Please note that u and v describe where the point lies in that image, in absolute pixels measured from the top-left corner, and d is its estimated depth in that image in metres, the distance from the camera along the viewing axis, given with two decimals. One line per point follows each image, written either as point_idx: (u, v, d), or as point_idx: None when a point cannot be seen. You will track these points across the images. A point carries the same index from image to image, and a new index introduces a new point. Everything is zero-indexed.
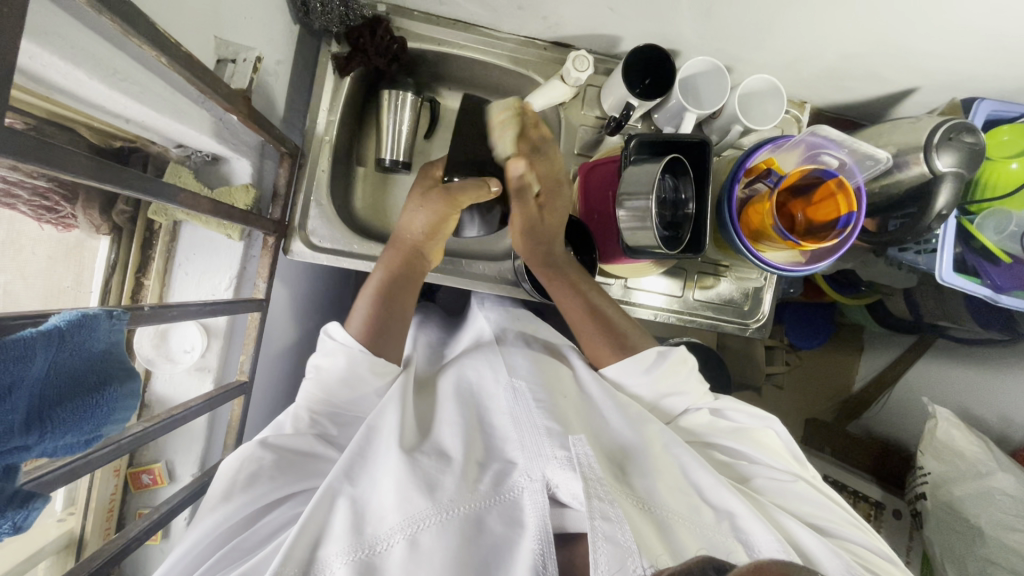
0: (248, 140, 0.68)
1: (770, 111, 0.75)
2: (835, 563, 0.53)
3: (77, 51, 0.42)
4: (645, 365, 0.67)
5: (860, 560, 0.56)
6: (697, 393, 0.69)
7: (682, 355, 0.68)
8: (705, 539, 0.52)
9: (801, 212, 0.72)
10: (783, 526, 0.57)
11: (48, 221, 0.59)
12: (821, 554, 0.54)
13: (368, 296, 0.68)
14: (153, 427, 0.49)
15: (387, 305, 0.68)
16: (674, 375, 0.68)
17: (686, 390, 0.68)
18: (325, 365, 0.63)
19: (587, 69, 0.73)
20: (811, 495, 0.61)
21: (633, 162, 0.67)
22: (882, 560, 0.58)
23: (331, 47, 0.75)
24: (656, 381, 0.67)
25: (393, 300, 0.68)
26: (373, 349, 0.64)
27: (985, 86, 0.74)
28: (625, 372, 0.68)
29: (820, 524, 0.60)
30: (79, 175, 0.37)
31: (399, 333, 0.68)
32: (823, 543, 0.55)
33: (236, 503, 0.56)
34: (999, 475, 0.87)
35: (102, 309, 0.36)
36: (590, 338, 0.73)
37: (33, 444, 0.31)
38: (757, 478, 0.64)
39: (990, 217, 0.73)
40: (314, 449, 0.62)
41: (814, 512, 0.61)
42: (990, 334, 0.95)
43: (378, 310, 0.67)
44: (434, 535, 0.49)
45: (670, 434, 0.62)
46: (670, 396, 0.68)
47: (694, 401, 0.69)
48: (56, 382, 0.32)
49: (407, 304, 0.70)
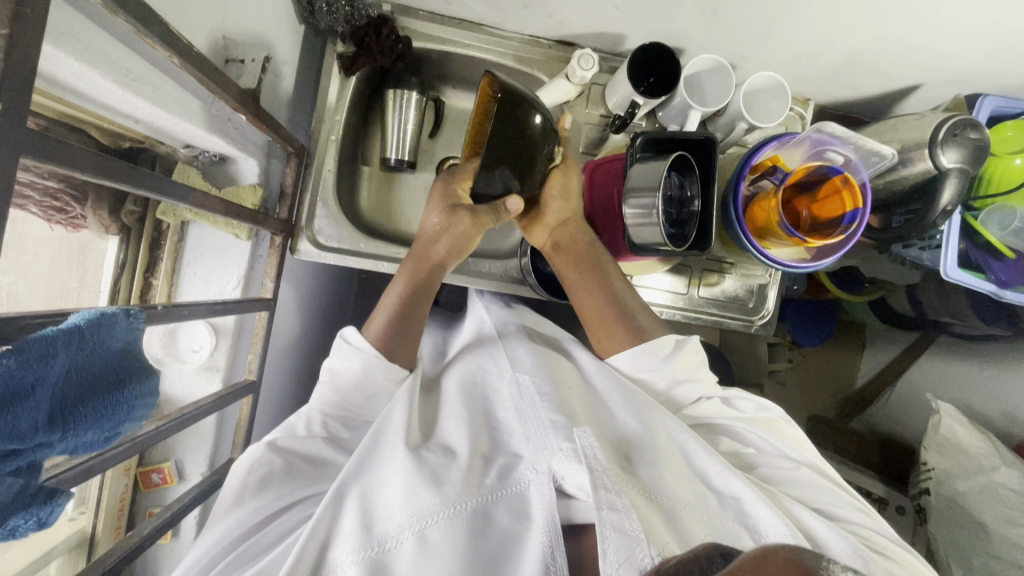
0: (256, 140, 0.68)
1: (774, 109, 0.75)
2: (842, 544, 0.55)
3: (92, 52, 0.42)
4: (661, 353, 0.65)
5: (866, 542, 0.57)
6: (708, 381, 0.68)
7: (695, 346, 0.67)
8: (711, 526, 0.52)
9: (805, 208, 0.73)
10: (788, 510, 0.58)
11: (58, 222, 0.59)
12: (828, 538, 0.55)
13: (388, 304, 0.68)
14: (164, 426, 0.49)
15: (405, 317, 0.67)
16: (686, 366, 0.66)
17: (699, 377, 0.68)
18: (339, 368, 0.63)
19: (593, 68, 0.73)
20: (818, 479, 0.62)
21: (638, 160, 0.67)
22: (892, 543, 0.58)
23: (337, 47, 0.76)
24: (674, 368, 0.66)
25: (411, 311, 0.68)
26: (388, 356, 0.64)
27: (988, 83, 0.74)
28: (642, 359, 0.66)
29: (828, 509, 0.61)
30: (93, 174, 0.37)
31: (418, 342, 0.68)
32: (830, 527, 0.55)
33: (248, 509, 0.56)
34: (1004, 471, 0.87)
35: (119, 308, 0.36)
36: (601, 322, 0.70)
37: (54, 442, 0.31)
38: (762, 467, 0.65)
39: (995, 212, 0.73)
40: (324, 454, 0.62)
41: (821, 497, 0.61)
42: (994, 330, 0.95)
43: (396, 317, 0.67)
44: (442, 530, 0.49)
45: (674, 422, 0.62)
46: (686, 382, 0.67)
47: (706, 389, 0.68)
48: (78, 378, 0.33)
49: (422, 311, 0.69)
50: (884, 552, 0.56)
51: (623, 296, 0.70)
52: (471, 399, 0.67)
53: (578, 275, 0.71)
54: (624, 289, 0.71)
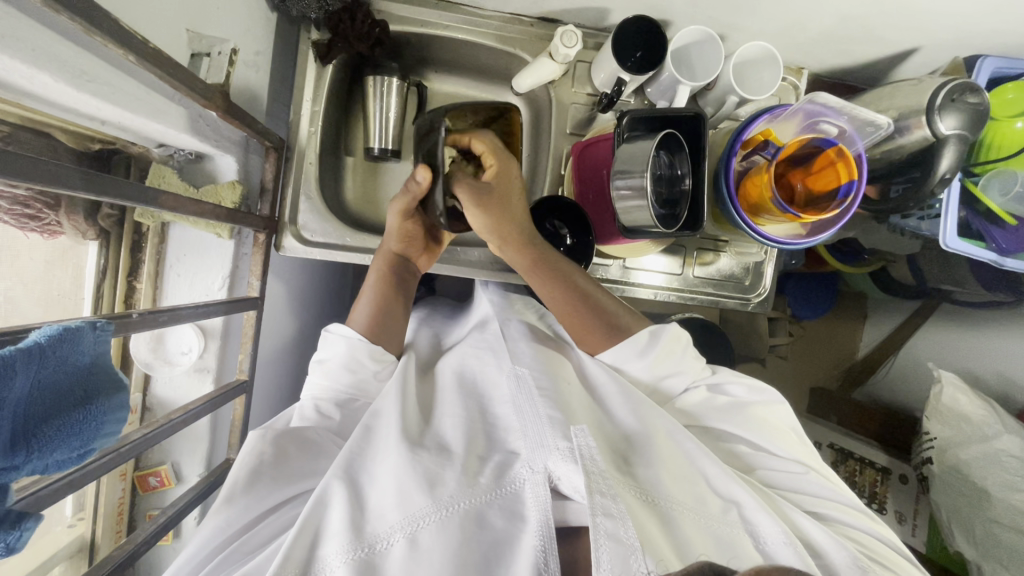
0: (232, 135, 0.66)
1: (766, 80, 0.73)
2: (841, 554, 0.55)
3: (39, 54, 0.41)
4: (639, 348, 0.66)
5: (864, 549, 0.57)
6: (695, 369, 0.69)
7: (675, 332, 0.68)
8: (709, 530, 0.53)
9: (800, 182, 0.70)
10: (785, 514, 0.58)
11: (33, 230, 0.57)
12: (827, 545, 0.56)
13: (366, 308, 0.70)
14: (153, 432, 0.49)
15: (387, 306, 0.71)
16: (670, 356, 0.67)
17: (683, 369, 0.68)
18: (327, 358, 0.67)
19: (576, 45, 0.70)
20: (818, 483, 0.62)
21: (627, 139, 0.65)
22: (885, 547, 0.59)
23: (311, 34, 0.73)
24: (653, 364, 0.66)
25: (393, 300, 0.71)
26: (383, 342, 0.69)
27: (988, 42, 0.72)
28: (622, 356, 0.67)
29: (823, 512, 0.61)
30: (56, 185, 0.36)
31: (401, 328, 0.72)
32: (828, 534, 0.56)
33: (237, 506, 0.55)
34: (1005, 438, 0.87)
35: (84, 321, 0.36)
36: (584, 327, 0.70)
37: (21, 464, 0.31)
38: (762, 469, 0.64)
39: (995, 177, 0.71)
40: (319, 440, 0.62)
41: (820, 501, 0.61)
42: (996, 297, 0.94)
43: (381, 313, 0.70)
44: (433, 533, 0.49)
45: (670, 420, 0.61)
46: (669, 375, 0.68)
47: (692, 380, 0.69)
48: (41, 397, 0.32)
49: (405, 300, 0.73)
50: (883, 561, 0.57)
51: (578, 279, 0.70)
52: (467, 395, 0.67)
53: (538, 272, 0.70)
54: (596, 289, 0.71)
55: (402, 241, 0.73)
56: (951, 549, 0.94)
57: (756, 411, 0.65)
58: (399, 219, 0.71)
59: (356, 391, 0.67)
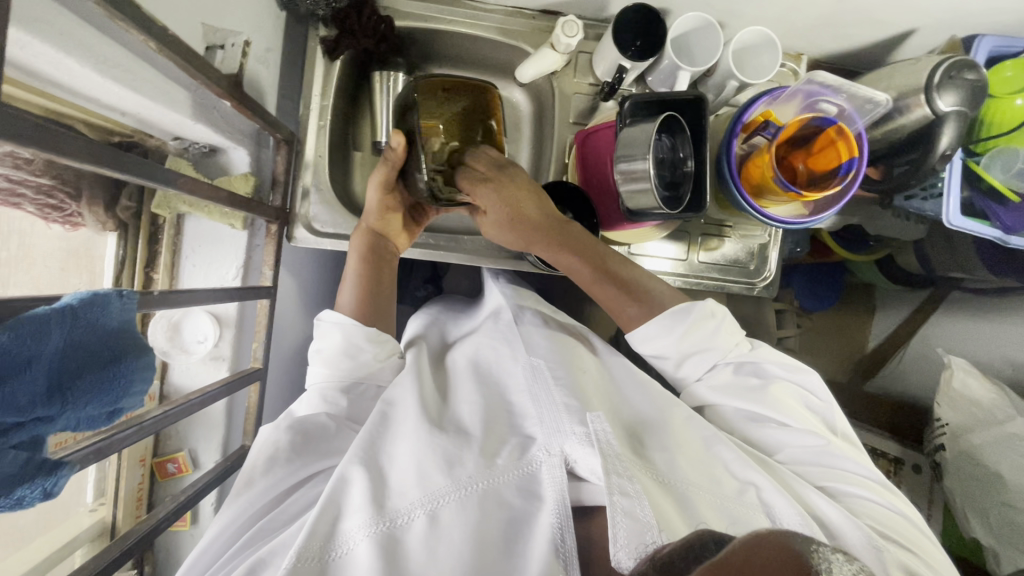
0: (243, 128, 0.69)
1: (765, 64, 0.74)
2: (858, 535, 0.55)
3: (67, 40, 0.43)
4: (670, 326, 0.66)
5: (875, 523, 0.58)
6: (728, 345, 0.67)
7: (707, 308, 0.66)
8: (726, 512, 0.53)
9: (801, 163, 0.72)
10: (801, 495, 0.59)
11: (55, 220, 0.59)
12: (844, 526, 0.56)
13: (351, 285, 0.71)
14: (172, 410, 0.50)
15: (372, 283, 0.72)
16: (699, 333, 0.66)
17: (714, 344, 0.67)
18: (323, 347, 0.66)
19: (577, 34, 0.71)
20: (841, 456, 0.62)
21: (629, 123, 0.66)
22: (904, 523, 0.59)
23: (319, 31, 0.75)
24: (682, 341, 0.66)
25: (378, 278, 0.73)
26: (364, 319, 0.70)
27: (985, 22, 0.72)
28: (653, 337, 0.67)
29: (840, 489, 0.61)
30: (82, 160, 0.38)
31: (387, 307, 0.74)
32: (846, 516, 0.56)
33: (258, 489, 0.57)
34: (1019, 421, 0.87)
35: (111, 289, 0.37)
36: (613, 305, 0.70)
37: (55, 416, 0.33)
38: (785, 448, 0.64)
39: (997, 156, 0.71)
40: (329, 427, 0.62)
41: (834, 476, 0.62)
42: (1006, 281, 0.94)
43: (368, 291, 0.71)
44: (453, 511, 0.50)
45: (687, 408, 0.62)
46: (697, 354, 0.67)
47: (722, 357, 0.67)
48: (72, 353, 0.34)
49: (389, 275, 0.74)
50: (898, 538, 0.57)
51: (602, 256, 0.69)
52: (484, 382, 0.68)
53: (547, 247, 0.68)
54: (620, 261, 0.70)
55: (381, 216, 0.72)
56: (967, 534, 0.93)
57: (780, 390, 0.65)
58: (380, 193, 0.70)
59: (360, 375, 0.66)
